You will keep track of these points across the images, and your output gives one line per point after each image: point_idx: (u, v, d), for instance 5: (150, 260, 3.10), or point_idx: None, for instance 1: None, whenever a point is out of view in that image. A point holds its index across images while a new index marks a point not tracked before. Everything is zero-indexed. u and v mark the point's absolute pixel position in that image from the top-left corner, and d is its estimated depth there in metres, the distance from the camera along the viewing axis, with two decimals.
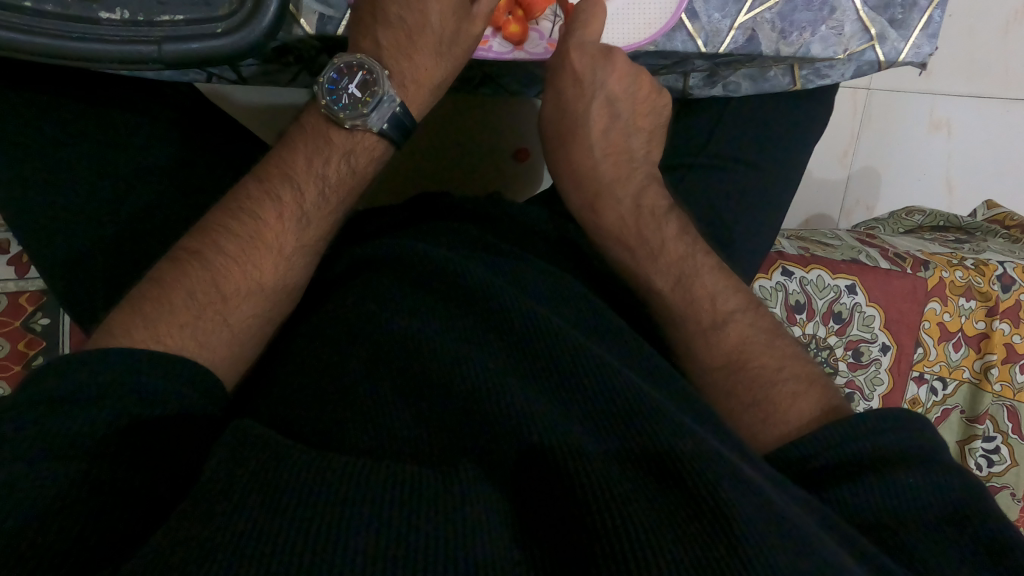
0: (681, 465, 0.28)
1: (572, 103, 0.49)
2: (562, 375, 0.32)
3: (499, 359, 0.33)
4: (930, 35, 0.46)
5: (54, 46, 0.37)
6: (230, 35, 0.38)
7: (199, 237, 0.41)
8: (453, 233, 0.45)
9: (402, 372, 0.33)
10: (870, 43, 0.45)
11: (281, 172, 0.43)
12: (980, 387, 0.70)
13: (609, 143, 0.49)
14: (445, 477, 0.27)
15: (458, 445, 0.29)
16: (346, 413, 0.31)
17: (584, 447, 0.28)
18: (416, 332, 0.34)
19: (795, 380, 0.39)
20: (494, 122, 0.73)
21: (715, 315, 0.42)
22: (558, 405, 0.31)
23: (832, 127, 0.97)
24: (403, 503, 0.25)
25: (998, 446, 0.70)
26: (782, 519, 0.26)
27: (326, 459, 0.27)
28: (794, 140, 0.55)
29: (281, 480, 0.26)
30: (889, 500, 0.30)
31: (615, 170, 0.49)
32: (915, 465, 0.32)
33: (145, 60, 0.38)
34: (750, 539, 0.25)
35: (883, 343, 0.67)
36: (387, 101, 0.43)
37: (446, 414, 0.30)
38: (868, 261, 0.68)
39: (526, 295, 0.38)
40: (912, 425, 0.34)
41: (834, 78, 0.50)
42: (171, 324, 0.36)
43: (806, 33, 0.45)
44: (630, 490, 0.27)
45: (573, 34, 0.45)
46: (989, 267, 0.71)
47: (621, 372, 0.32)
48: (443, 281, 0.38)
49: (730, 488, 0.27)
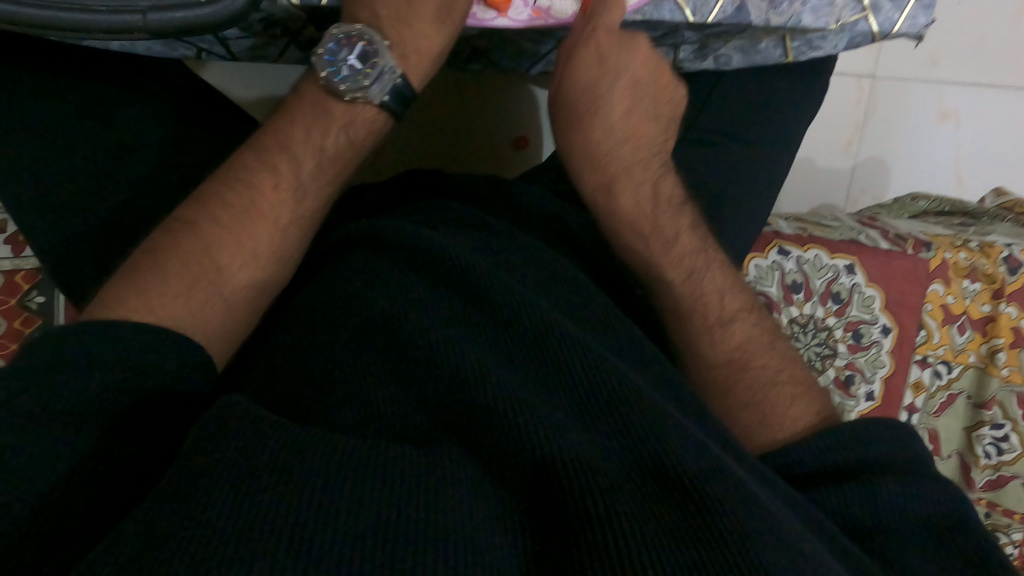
0: (663, 458, 0.27)
1: (591, 87, 0.47)
2: (544, 356, 0.32)
3: (481, 336, 0.33)
4: (925, 7, 0.45)
5: (36, 15, 0.38)
6: (214, 4, 0.38)
7: (194, 207, 0.41)
8: (440, 209, 0.45)
9: (382, 351, 0.33)
10: (863, 13, 0.45)
11: (279, 144, 0.43)
12: (986, 372, 0.68)
13: (631, 127, 0.47)
14: (423, 457, 0.26)
15: (441, 426, 0.29)
16: (328, 389, 0.31)
17: (563, 428, 0.28)
18: (400, 313, 0.34)
19: (793, 384, 0.39)
20: (495, 107, 0.74)
21: (722, 311, 0.42)
22: (540, 390, 0.30)
23: (837, 116, 0.96)
24: (383, 483, 0.25)
25: (1007, 434, 0.68)
26: (764, 512, 0.26)
27: (302, 438, 0.26)
28: (797, 104, 0.54)
29: (255, 457, 0.25)
30: (871, 513, 0.30)
31: (632, 155, 0.47)
32: (906, 476, 0.32)
33: (131, 29, 0.39)
34: (730, 528, 0.25)
35: (884, 325, 0.66)
36: (388, 73, 0.43)
37: (431, 393, 0.30)
38: (868, 241, 0.67)
39: (509, 273, 0.37)
40: (894, 435, 0.34)
41: (826, 50, 0.49)
42: (164, 293, 0.36)
43: (797, 3, 0.44)
44: (612, 475, 0.27)
45: (602, 16, 0.44)
46: (995, 249, 0.68)
47: (602, 350, 0.32)
48: (423, 258, 0.38)
49: (716, 480, 0.26)
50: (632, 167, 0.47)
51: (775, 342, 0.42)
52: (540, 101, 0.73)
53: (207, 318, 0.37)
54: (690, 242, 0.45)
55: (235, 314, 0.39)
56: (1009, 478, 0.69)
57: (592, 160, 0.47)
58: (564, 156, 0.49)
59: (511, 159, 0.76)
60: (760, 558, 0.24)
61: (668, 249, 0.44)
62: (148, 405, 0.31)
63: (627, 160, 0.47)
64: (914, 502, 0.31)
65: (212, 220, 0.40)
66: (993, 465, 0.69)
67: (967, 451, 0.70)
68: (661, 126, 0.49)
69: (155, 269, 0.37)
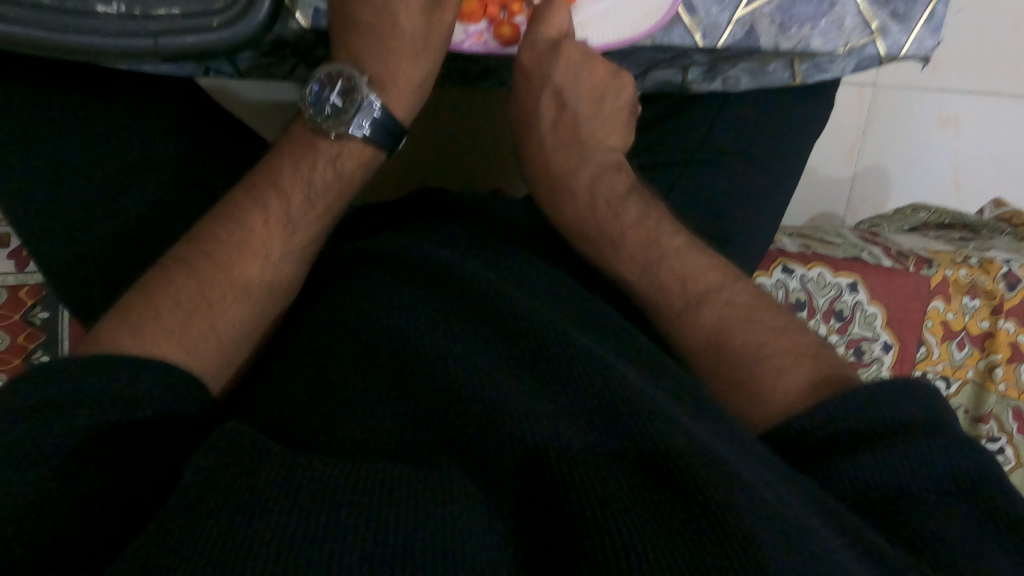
0: (668, 461, 0.27)
1: (533, 102, 0.48)
2: (553, 379, 0.32)
3: (488, 353, 0.33)
4: (933, 29, 0.45)
5: (49, 38, 0.37)
6: (226, 28, 0.38)
7: (187, 245, 0.41)
8: (445, 228, 0.45)
9: (388, 371, 0.33)
10: (871, 36, 0.45)
11: (268, 180, 0.43)
12: (984, 387, 0.69)
13: (586, 134, 0.48)
14: (430, 478, 0.27)
15: (446, 446, 0.29)
16: (333, 411, 0.32)
17: (569, 444, 0.28)
18: (408, 337, 0.34)
19: (779, 354, 0.38)
20: (500, 118, 0.73)
21: (689, 296, 0.41)
22: (551, 408, 0.30)
23: (837, 124, 0.97)
24: (392, 513, 0.25)
25: (1002, 447, 0.69)
26: (773, 513, 0.25)
27: (312, 470, 0.26)
28: (795, 128, 0.54)
29: (258, 491, 0.25)
30: (884, 476, 0.30)
31: (570, 156, 0.48)
32: (921, 435, 0.31)
33: (142, 52, 0.38)
34: (736, 531, 0.25)
35: (886, 342, 0.67)
36: (367, 106, 0.43)
37: (436, 411, 0.30)
38: (871, 259, 0.67)
39: (520, 293, 0.37)
40: (915, 395, 0.33)
41: (834, 72, 0.49)
42: (157, 331, 0.36)
43: (806, 27, 0.44)
44: (614, 484, 0.27)
45: (535, 29, 0.44)
46: (995, 265, 0.69)
47: (609, 365, 0.32)
48: (432, 276, 0.38)
49: (720, 484, 0.26)
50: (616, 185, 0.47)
51: (753, 313, 0.40)
52: None
53: (201, 356, 0.37)
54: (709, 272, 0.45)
55: (226, 349, 0.39)
56: None
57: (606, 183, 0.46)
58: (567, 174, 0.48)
59: (516, 168, 0.76)
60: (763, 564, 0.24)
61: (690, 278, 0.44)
62: (125, 430, 0.32)
63: (597, 170, 0.48)
64: (937, 461, 0.30)
65: (205, 256, 0.40)
66: None
67: None
68: (614, 121, 0.50)
69: (147, 309, 0.37)
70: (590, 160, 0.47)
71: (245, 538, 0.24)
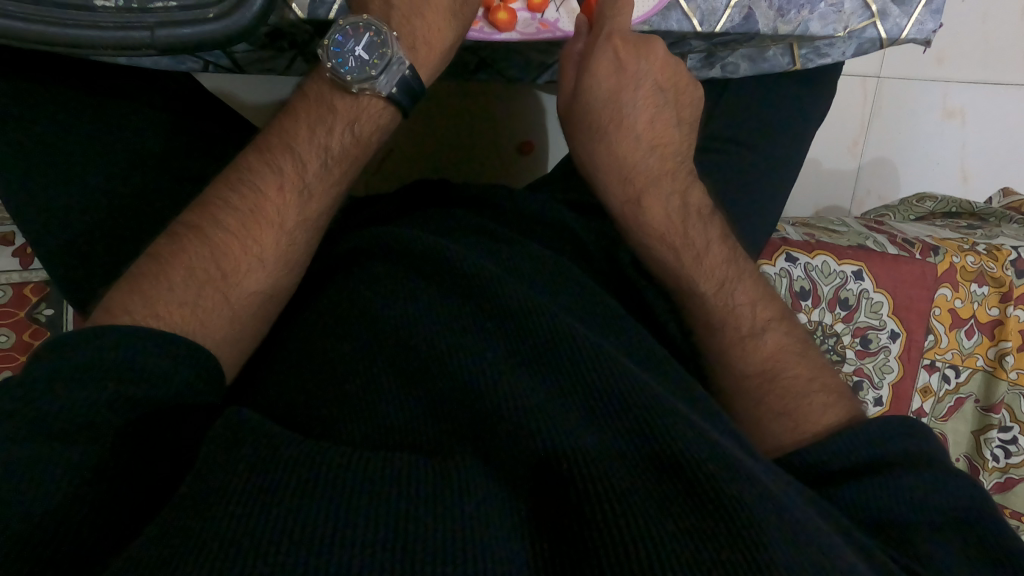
0: (675, 455, 0.27)
1: (613, 95, 0.45)
2: (558, 366, 0.31)
3: (492, 343, 0.33)
4: (934, 11, 0.44)
5: (47, 32, 0.38)
6: (223, 19, 0.38)
7: (198, 212, 0.40)
8: (446, 218, 0.45)
9: (392, 360, 0.33)
10: (872, 19, 0.44)
11: (282, 144, 0.42)
12: (994, 375, 0.68)
13: (655, 135, 0.46)
14: (437, 466, 0.27)
15: (452, 434, 0.29)
16: (337, 400, 0.31)
17: (576, 434, 0.28)
18: (412, 327, 0.34)
19: (824, 391, 0.38)
20: (503, 113, 0.74)
21: (755, 321, 0.41)
22: (558, 400, 0.30)
23: (841, 116, 0.96)
24: (404, 500, 0.25)
25: (1015, 436, 0.68)
26: (779, 510, 0.26)
27: (317, 455, 0.26)
28: (798, 116, 0.54)
29: (267, 474, 0.25)
30: (889, 502, 0.30)
31: (660, 163, 0.46)
32: (919, 469, 0.32)
33: (140, 45, 0.39)
34: (745, 522, 0.25)
35: (893, 330, 0.66)
36: (396, 63, 0.41)
37: (442, 398, 0.30)
38: (875, 246, 0.67)
39: (519, 281, 0.37)
40: (911, 432, 0.34)
41: (834, 58, 0.49)
42: (170, 303, 0.36)
43: (805, 10, 0.44)
44: (623, 473, 0.27)
45: (611, 19, 0.44)
46: (1003, 252, 0.69)
47: (613, 356, 0.32)
48: (434, 267, 0.38)
49: (730, 478, 0.26)
50: (661, 174, 0.46)
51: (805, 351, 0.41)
52: (547, 107, 0.74)
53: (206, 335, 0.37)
54: (717, 255, 0.44)
55: (237, 324, 0.38)
56: (1016, 480, 0.69)
57: (615, 173, 0.45)
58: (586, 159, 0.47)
59: (518, 164, 0.76)
60: (773, 558, 0.24)
61: (693, 266, 0.43)
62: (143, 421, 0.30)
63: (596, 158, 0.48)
64: (937, 494, 0.30)
65: (217, 224, 0.39)
66: (1001, 467, 0.69)
67: (975, 454, 0.70)
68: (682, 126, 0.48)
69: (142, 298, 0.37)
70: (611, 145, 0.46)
71: (258, 515, 0.24)
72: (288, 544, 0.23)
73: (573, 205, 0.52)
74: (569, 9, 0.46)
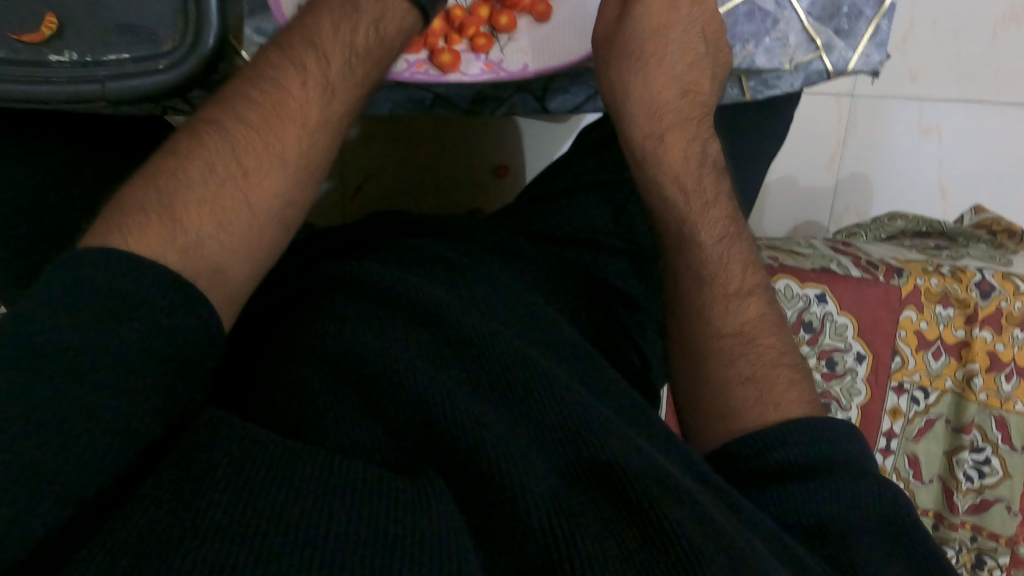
0: (622, 479, 0.28)
1: (664, 29, 0.45)
2: (511, 387, 0.32)
3: (449, 366, 0.33)
4: (878, 43, 0.47)
5: (3, 89, 0.40)
6: (170, 69, 0.40)
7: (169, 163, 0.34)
8: (404, 246, 0.45)
9: (351, 383, 0.32)
10: (817, 53, 0.46)
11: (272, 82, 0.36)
12: (964, 397, 0.68)
13: (691, 80, 0.45)
14: (397, 482, 0.27)
15: (412, 452, 0.30)
16: (301, 419, 0.31)
17: (530, 462, 0.29)
18: (366, 344, 0.33)
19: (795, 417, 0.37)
20: (479, 138, 0.75)
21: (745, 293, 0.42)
22: (510, 421, 0.30)
23: (815, 135, 0.98)
24: (357, 520, 0.25)
25: (988, 457, 0.68)
26: (719, 534, 0.27)
27: (272, 476, 0.26)
28: (756, 142, 0.55)
29: (215, 490, 0.26)
30: (823, 504, 0.31)
31: (690, 109, 0.45)
32: (847, 472, 0.32)
33: (91, 97, 0.40)
34: (685, 544, 0.26)
35: (859, 352, 0.68)
36: None
37: (402, 420, 0.30)
38: (840, 270, 0.68)
39: (469, 305, 0.37)
40: (845, 432, 0.35)
41: (783, 89, 0.49)
42: (188, 202, 0.32)
43: (750, 44, 0.47)
44: (572, 499, 0.28)
45: None
46: (967, 273, 0.68)
47: (567, 384, 0.32)
48: (390, 295, 0.37)
49: (671, 504, 0.28)
50: (688, 120, 0.45)
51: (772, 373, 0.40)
52: (522, 130, 0.75)
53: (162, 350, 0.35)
54: (726, 239, 0.43)
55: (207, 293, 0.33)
56: (992, 501, 0.69)
57: (643, 109, 0.45)
58: (610, 92, 0.46)
59: (494, 188, 0.77)
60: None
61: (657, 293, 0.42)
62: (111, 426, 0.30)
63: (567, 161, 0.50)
64: (865, 499, 0.31)
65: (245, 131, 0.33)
66: (975, 488, 0.69)
67: (949, 476, 0.70)
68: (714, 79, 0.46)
69: None
70: (647, 82, 0.45)
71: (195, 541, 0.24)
72: (231, 554, 0.23)
73: (536, 235, 0.53)
74: (514, 49, 0.50)
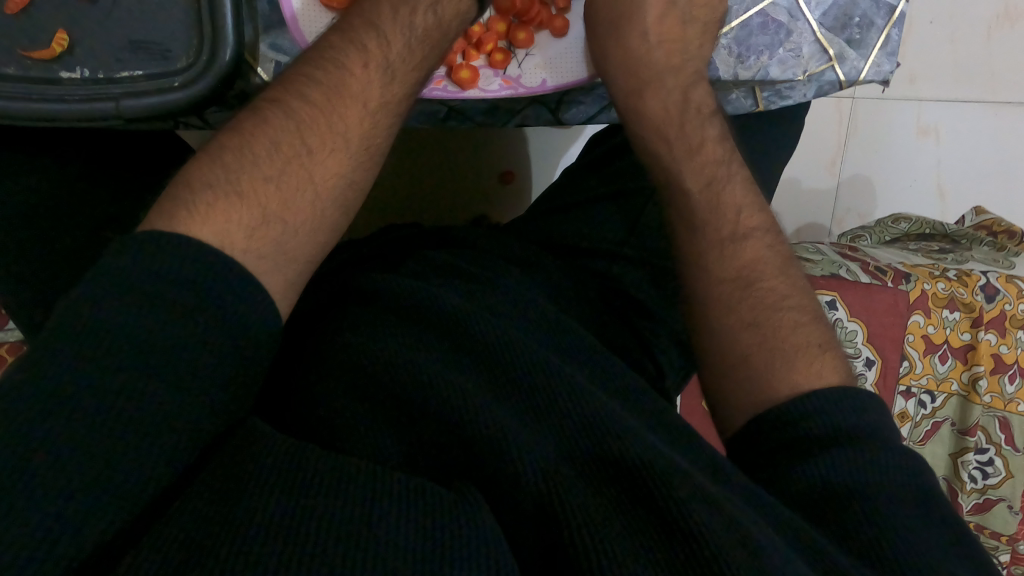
0: (649, 482, 0.28)
1: None
2: (542, 398, 0.31)
3: (478, 380, 0.32)
4: (889, 54, 0.48)
5: (15, 107, 0.41)
6: (185, 89, 0.42)
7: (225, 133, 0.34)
8: (421, 260, 0.45)
9: (382, 395, 0.32)
10: (829, 63, 0.48)
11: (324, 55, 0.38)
12: (969, 399, 0.69)
13: (665, 30, 0.47)
14: (416, 501, 0.26)
15: (443, 468, 0.30)
16: (332, 435, 0.31)
17: (559, 471, 0.28)
18: (398, 355, 0.33)
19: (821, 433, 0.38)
20: (486, 145, 0.75)
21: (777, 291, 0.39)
22: (538, 432, 0.30)
23: (817, 136, 0.99)
24: (401, 527, 0.25)
25: (991, 458, 0.69)
26: (748, 537, 0.26)
27: (304, 492, 0.26)
28: (767, 151, 0.55)
29: (237, 517, 0.25)
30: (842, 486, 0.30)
31: (667, 60, 0.46)
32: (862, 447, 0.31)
33: (105, 115, 0.42)
34: (714, 555, 0.25)
35: (868, 358, 0.68)
36: None
37: (434, 433, 0.30)
38: (849, 276, 0.69)
39: (493, 317, 0.37)
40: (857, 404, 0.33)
41: (796, 99, 0.50)
42: (254, 178, 0.32)
43: (764, 56, 0.47)
44: (598, 507, 0.27)
45: None
46: (973, 277, 0.70)
47: (597, 395, 0.31)
48: (415, 309, 0.37)
49: (699, 508, 0.27)
50: (666, 70, 0.46)
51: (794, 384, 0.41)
52: (527, 138, 0.75)
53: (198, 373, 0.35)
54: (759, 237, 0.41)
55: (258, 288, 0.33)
56: (995, 501, 0.70)
57: (626, 69, 0.46)
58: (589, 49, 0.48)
59: (500, 195, 0.77)
60: None
61: None
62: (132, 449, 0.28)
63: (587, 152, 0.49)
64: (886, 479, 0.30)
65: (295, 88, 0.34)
66: (979, 488, 0.70)
67: (954, 476, 0.71)
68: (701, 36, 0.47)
69: None
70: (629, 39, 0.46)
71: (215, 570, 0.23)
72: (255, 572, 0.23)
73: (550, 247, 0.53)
74: (531, 65, 0.50)
